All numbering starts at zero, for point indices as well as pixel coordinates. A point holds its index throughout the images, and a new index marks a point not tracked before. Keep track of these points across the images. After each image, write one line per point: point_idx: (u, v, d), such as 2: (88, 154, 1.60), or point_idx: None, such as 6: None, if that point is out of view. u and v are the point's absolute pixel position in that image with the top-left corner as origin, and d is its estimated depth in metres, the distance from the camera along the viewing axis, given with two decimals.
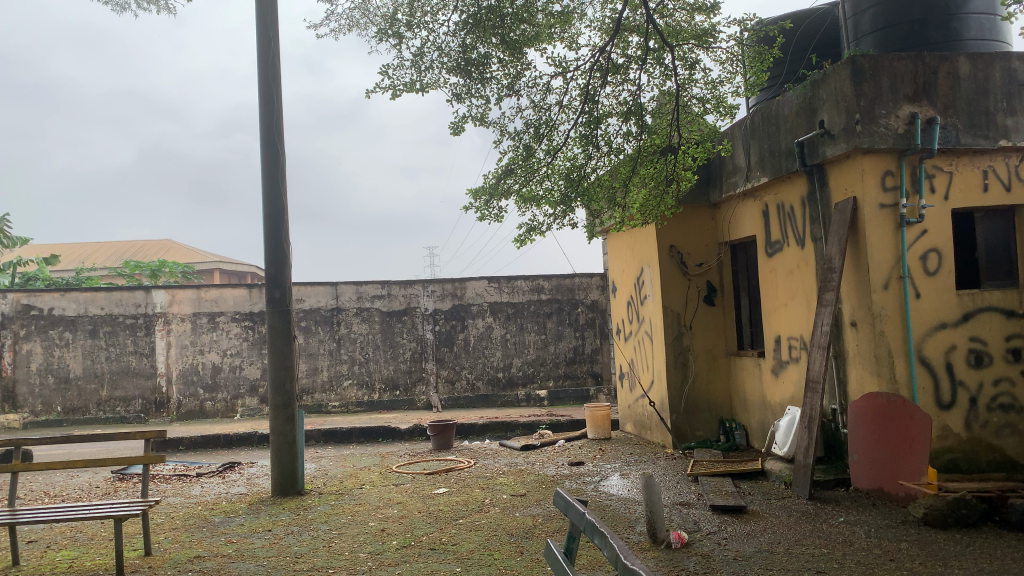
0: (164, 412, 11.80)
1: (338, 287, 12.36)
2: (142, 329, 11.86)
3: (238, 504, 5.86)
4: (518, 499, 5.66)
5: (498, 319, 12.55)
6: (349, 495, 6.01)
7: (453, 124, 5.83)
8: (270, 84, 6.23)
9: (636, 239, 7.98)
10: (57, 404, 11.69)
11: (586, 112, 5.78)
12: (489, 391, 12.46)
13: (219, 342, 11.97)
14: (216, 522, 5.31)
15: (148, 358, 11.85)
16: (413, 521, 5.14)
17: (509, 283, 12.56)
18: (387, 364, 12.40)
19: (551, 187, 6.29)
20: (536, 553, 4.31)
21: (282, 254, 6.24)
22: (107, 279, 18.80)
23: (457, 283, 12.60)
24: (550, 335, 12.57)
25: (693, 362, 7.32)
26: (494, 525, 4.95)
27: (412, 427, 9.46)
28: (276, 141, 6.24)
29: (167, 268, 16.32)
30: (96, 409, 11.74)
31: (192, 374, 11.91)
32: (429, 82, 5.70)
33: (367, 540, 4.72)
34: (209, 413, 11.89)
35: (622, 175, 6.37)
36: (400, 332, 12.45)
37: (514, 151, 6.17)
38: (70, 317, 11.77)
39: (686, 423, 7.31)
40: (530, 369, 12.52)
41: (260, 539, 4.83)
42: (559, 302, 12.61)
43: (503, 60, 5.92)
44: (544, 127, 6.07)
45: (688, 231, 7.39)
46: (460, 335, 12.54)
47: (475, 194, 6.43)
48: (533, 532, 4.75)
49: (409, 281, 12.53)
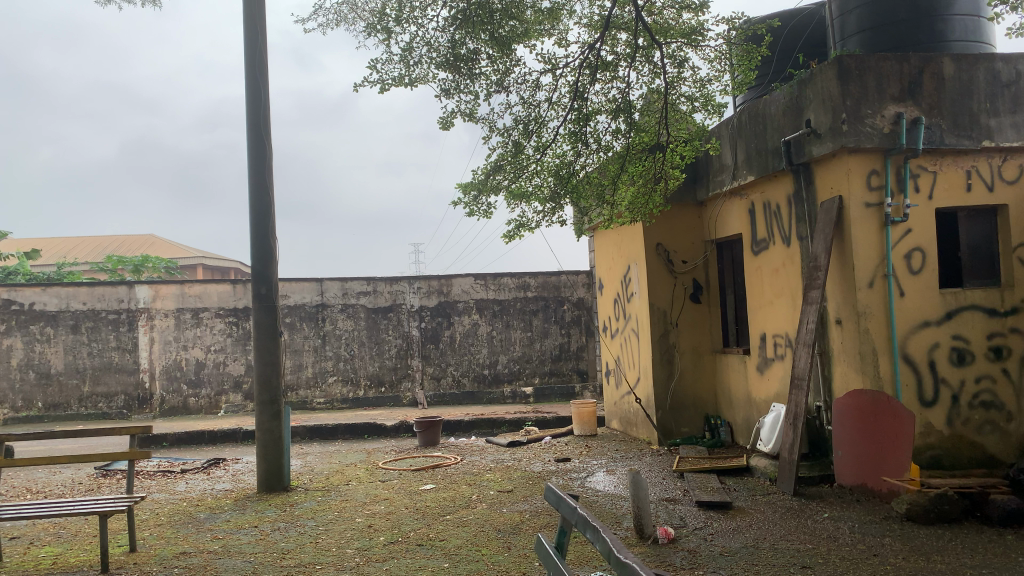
0: (146, 408, 11.72)
1: (323, 283, 12.30)
2: (125, 324, 11.75)
3: (224, 500, 5.83)
4: (505, 495, 5.67)
5: (484, 316, 12.54)
6: (336, 491, 6.00)
7: (441, 119, 5.82)
8: (257, 77, 6.19)
9: (623, 237, 8.01)
10: (38, 400, 11.57)
11: (575, 109, 5.79)
12: (475, 388, 12.47)
13: (203, 338, 11.88)
14: (202, 518, 5.28)
15: (131, 354, 11.76)
16: (401, 517, 5.14)
17: (496, 280, 12.57)
18: (372, 360, 12.37)
19: (541, 183, 6.31)
20: (524, 548, 4.31)
21: (268, 249, 6.19)
22: (89, 275, 18.60)
23: (444, 280, 12.56)
24: (536, 332, 12.58)
25: (679, 359, 7.36)
26: (481, 521, 4.95)
27: (398, 424, 9.45)
28: (263, 136, 6.21)
29: (151, 263, 16.23)
30: (78, 405, 11.64)
31: (175, 370, 11.83)
32: (417, 77, 5.67)
33: (355, 535, 4.71)
34: (193, 410, 11.81)
35: (611, 173, 6.38)
36: (386, 328, 12.42)
37: (503, 147, 6.16)
38: (52, 312, 11.64)
39: (672, 419, 7.34)
40: (516, 366, 12.53)
41: (246, 534, 4.81)
42: (546, 299, 12.62)
43: (491, 56, 5.91)
44: (533, 123, 6.07)
45: (674, 229, 7.42)
46: (446, 332, 12.53)
47: (464, 189, 6.43)
48: (521, 528, 4.76)
49: (395, 278, 12.49)
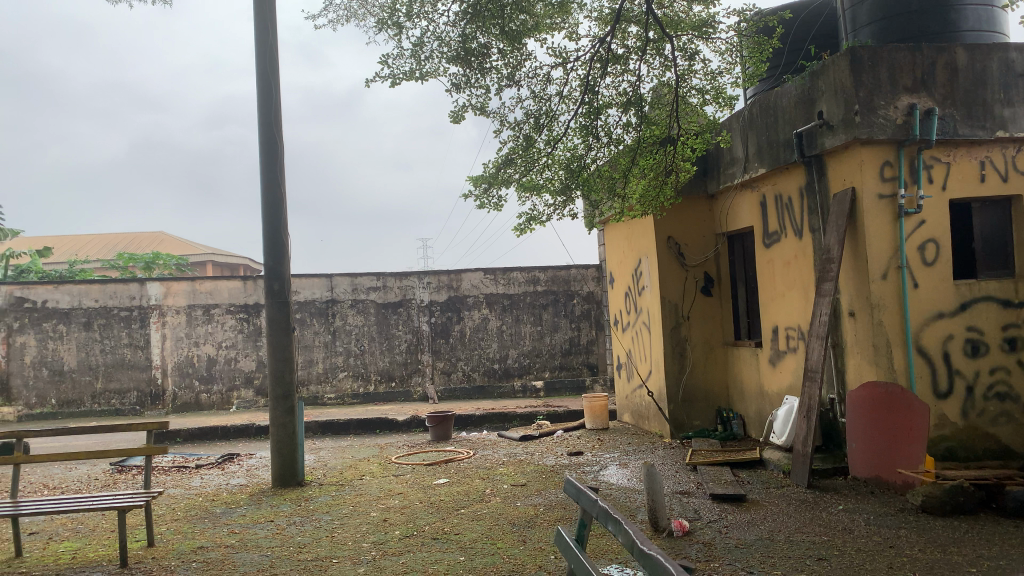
0: (159, 404, 11.79)
1: (333, 279, 12.34)
2: (137, 321, 11.82)
3: (239, 495, 5.87)
4: (519, 489, 5.69)
5: (494, 310, 12.56)
6: (350, 485, 6.03)
7: (453, 113, 5.82)
8: (267, 72, 6.20)
9: (634, 230, 8.00)
10: (52, 397, 11.65)
11: (586, 102, 5.78)
12: (485, 382, 12.50)
13: (215, 334, 11.94)
14: (218, 513, 5.31)
15: (144, 350, 11.82)
16: (415, 511, 5.16)
17: (505, 274, 12.58)
18: (383, 355, 12.41)
19: (551, 176, 6.31)
20: (539, 542, 4.33)
21: (281, 245, 6.21)
22: (100, 272, 18.71)
23: (453, 275, 12.58)
24: (546, 326, 12.60)
25: (691, 352, 7.36)
26: (496, 515, 4.98)
27: (409, 418, 9.48)
28: (274, 131, 6.22)
29: (162, 260, 16.33)
30: (91, 401, 11.71)
31: (188, 366, 11.88)
32: (428, 71, 5.67)
33: (371, 529, 4.74)
34: (205, 405, 11.87)
35: (622, 166, 6.38)
36: (396, 323, 12.45)
37: (514, 141, 6.16)
38: (65, 309, 11.71)
39: (684, 413, 7.34)
40: (526, 360, 12.55)
41: (262, 529, 4.84)
42: (556, 293, 12.62)
43: (502, 50, 5.91)
44: (544, 117, 6.07)
45: (686, 222, 7.41)
46: (456, 327, 12.55)
47: (475, 182, 6.44)
48: (536, 521, 4.78)
49: (405, 273, 12.52)
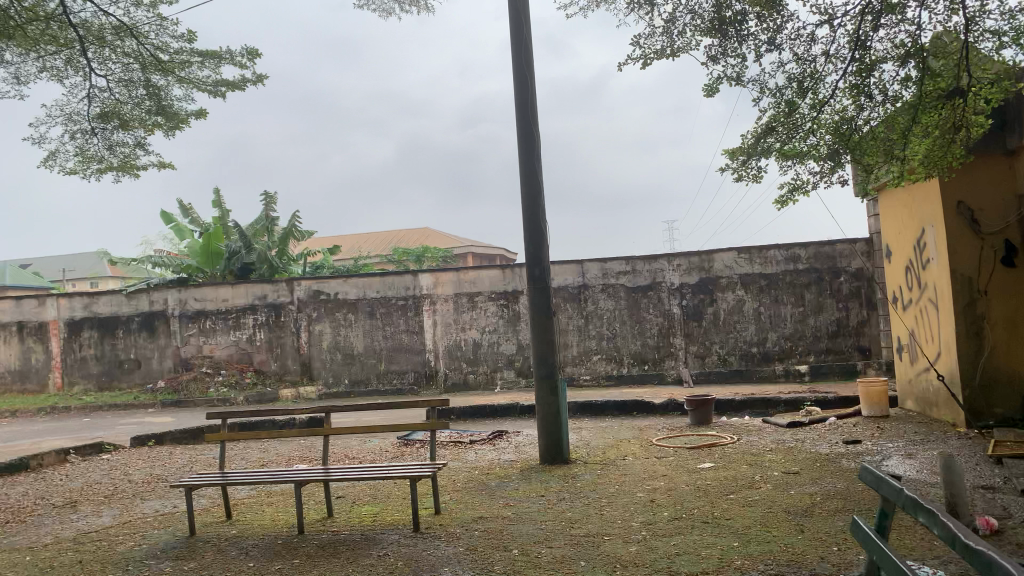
0: (433, 385, 12.80)
1: (584, 264, 12.56)
2: (412, 309, 12.91)
3: (511, 470, 6.19)
4: (791, 476, 5.41)
5: (751, 291, 12.06)
6: (615, 465, 6.11)
7: (707, 86, 5.64)
8: (523, 64, 6.45)
9: (915, 197, 7.26)
10: (344, 377, 13.10)
11: (857, 60, 5.32)
12: (743, 366, 12.04)
13: (479, 319, 12.71)
14: (493, 486, 5.65)
15: (417, 335, 12.90)
16: (682, 494, 5.11)
17: (762, 253, 12.01)
18: (635, 338, 12.44)
19: (817, 142, 5.90)
20: (818, 532, 4.09)
21: (541, 231, 6.44)
22: (379, 266, 20.77)
23: (705, 255, 12.23)
24: (809, 306, 11.86)
25: (989, 331, 6.52)
26: (768, 502, 4.77)
27: (668, 401, 9.40)
28: (531, 121, 6.45)
29: (431, 253, 17.71)
30: (376, 382, 13.00)
31: (456, 350, 12.77)
32: (681, 46, 5.54)
33: (639, 509, 4.77)
34: (472, 386, 12.67)
35: (900, 126, 5.79)
36: (647, 306, 12.41)
37: (775, 108, 5.85)
38: (352, 299, 13.11)
39: (983, 399, 6.54)
40: (788, 343, 11.92)
41: (533, 503, 5.07)
42: (819, 270, 11.84)
43: (759, 15, 5.62)
44: (808, 80, 5.69)
45: (980, 184, 6.57)
46: (710, 309, 12.22)
47: (732, 155, 6.20)
48: (813, 510, 4.51)
49: (654, 256, 12.40)
